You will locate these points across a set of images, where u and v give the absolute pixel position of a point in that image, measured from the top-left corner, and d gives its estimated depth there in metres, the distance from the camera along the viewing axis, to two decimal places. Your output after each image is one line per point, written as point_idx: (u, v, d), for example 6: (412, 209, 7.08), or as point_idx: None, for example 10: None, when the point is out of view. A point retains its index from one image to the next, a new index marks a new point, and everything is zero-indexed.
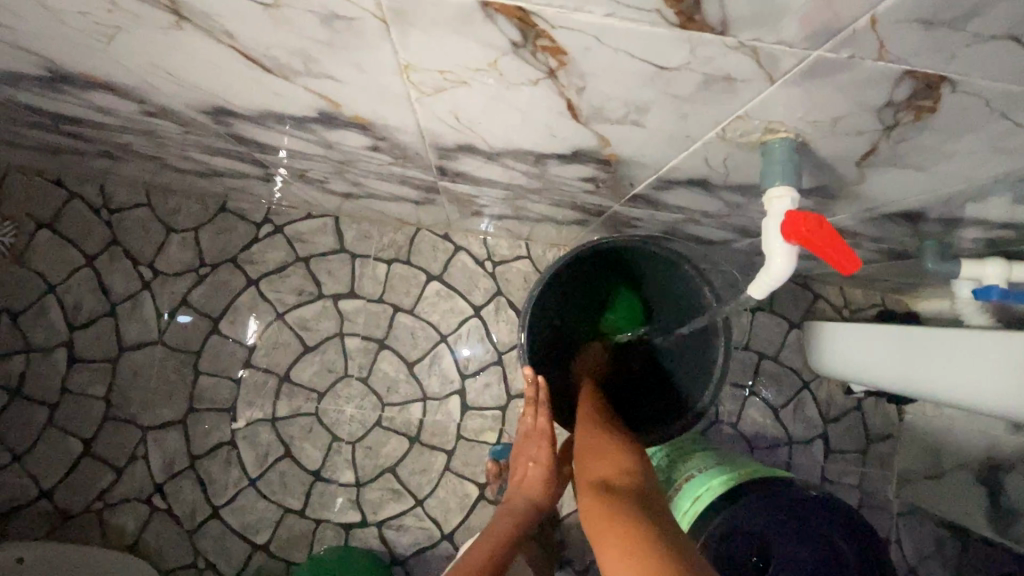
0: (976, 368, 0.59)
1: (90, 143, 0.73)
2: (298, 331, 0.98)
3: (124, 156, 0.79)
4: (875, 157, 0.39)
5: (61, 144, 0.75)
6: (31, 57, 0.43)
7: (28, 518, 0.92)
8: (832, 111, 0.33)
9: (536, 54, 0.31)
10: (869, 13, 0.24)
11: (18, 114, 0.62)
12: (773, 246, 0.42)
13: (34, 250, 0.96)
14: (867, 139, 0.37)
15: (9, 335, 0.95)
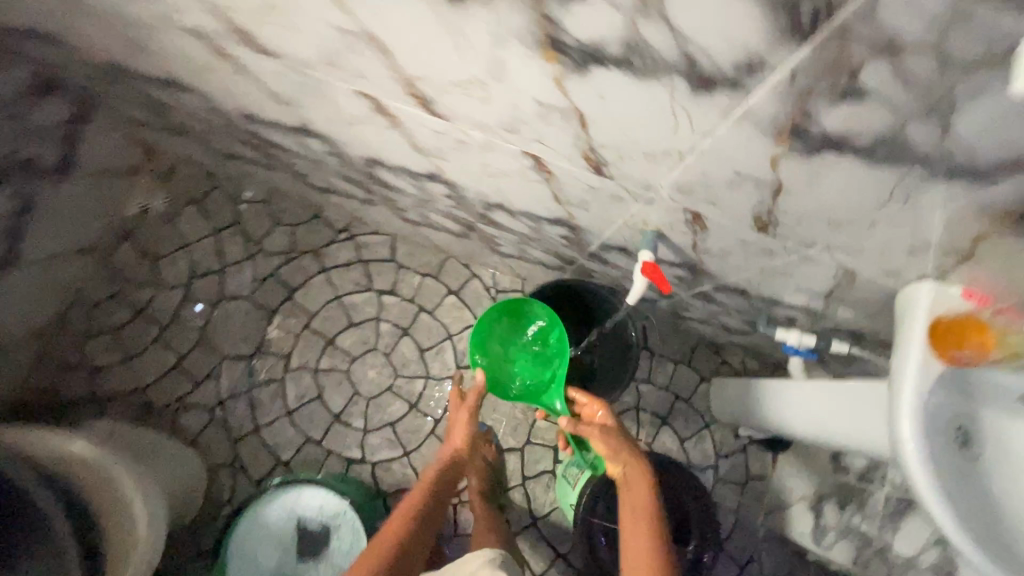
0: (815, 412, 0.95)
1: (261, 158, 1.13)
2: (348, 311, 1.36)
3: (274, 169, 1.19)
4: (700, 248, 0.79)
5: (239, 153, 1.15)
6: (293, 119, 0.84)
7: (126, 403, 1.26)
8: (668, 220, 0.74)
9: (542, 172, 0.71)
10: (661, 185, 0.64)
11: (237, 133, 1.02)
12: (636, 280, 0.81)
13: (181, 217, 1.36)
14: (690, 237, 0.77)
15: (148, 271, 1.33)
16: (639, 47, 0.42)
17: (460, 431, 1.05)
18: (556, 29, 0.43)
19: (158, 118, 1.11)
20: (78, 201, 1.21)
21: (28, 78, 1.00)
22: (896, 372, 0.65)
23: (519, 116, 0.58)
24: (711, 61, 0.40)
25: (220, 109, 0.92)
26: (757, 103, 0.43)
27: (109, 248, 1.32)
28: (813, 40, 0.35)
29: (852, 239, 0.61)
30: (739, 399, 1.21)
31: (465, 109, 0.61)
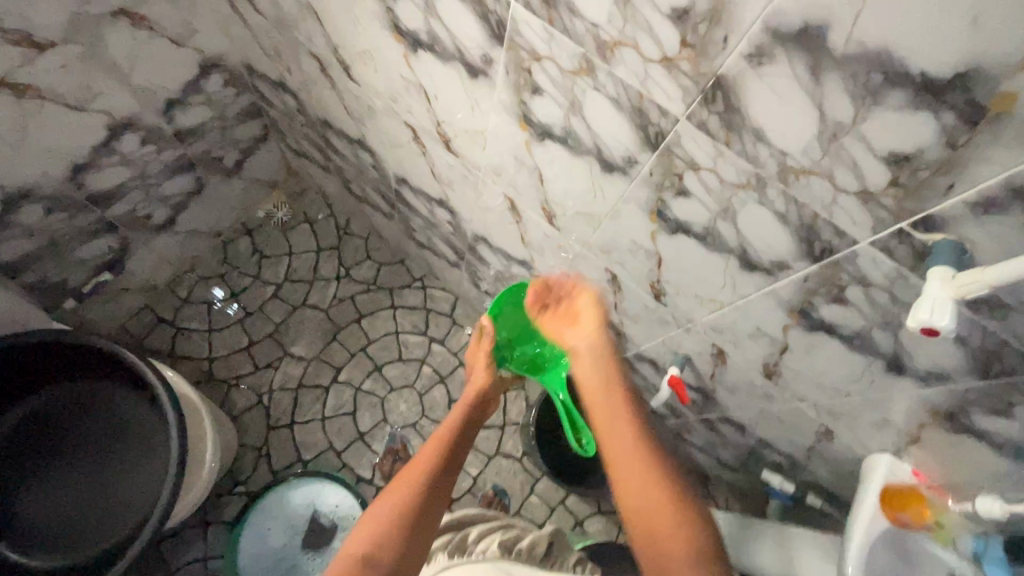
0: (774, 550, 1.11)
1: (385, 204, 1.39)
2: (400, 346, 1.53)
3: (388, 214, 1.44)
4: (719, 378, 0.98)
5: (368, 196, 1.42)
6: (437, 191, 1.10)
7: (195, 366, 1.45)
8: (700, 348, 0.93)
9: (614, 284, 0.93)
10: (704, 320, 0.85)
11: (379, 184, 1.29)
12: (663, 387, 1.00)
13: (294, 230, 1.62)
14: (714, 367, 0.96)
15: (254, 264, 1.57)
16: (715, 234, 0.66)
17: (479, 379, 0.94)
18: (665, 206, 0.68)
19: (321, 156, 1.42)
20: (229, 195, 1.50)
21: (247, 105, 1.33)
22: (855, 513, 0.81)
23: (617, 245, 0.82)
24: (758, 255, 0.64)
25: (382, 167, 1.20)
26: (780, 287, 0.66)
27: (231, 236, 1.59)
28: (820, 263, 0.59)
29: (834, 403, 0.81)
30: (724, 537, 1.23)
31: (577, 229, 0.86)
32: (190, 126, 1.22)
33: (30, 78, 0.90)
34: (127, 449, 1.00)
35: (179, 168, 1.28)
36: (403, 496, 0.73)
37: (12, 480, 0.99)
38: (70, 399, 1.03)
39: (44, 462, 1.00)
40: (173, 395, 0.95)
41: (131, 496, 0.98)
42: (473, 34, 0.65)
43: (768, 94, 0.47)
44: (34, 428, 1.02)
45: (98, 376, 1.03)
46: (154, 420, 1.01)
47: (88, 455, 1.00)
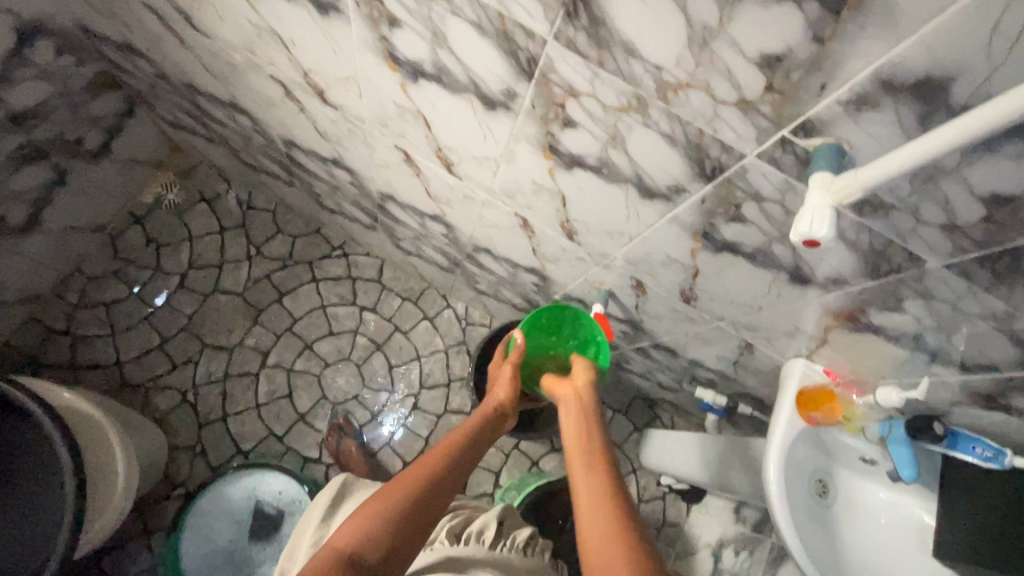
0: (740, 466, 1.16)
1: (281, 171, 1.26)
2: (330, 320, 1.46)
3: (289, 182, 1.32)
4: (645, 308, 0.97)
5: (262, 164, 1.29)
6: (329, 151, 1.00)
7: (103, 374, 1.33)
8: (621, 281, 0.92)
9: (526, 228, 0.89)
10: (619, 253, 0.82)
11: (269, 150, 1.17)
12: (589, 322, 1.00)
13: (190, 212, 1.47)
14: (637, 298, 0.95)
15: (150, 255, 1.42)
16: (609, 164, 0.62)
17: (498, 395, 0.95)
18: (555, 141, 0.63)
19: (200, 126, 1.27)
20: (102, 182, 1.33)
21: (95, 74, 1.15)
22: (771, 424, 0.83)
23: (519, 188, 0.77)
24: (654, 181, 0.61)
25: (265, 131, 1.08)
26: (681, 212, 0.64)
27: (117, 228, 1.43)
28: (714, 182, 0.56)
29: (749, 318, 0.82)
30: (699, 458, 1.21)
31: (477, 175, 0.80)
32: (27, 107, 1.05)
33: None
34: (5, 486, 0.90)
35: (26, 158, 1.11)
36: (402, 489, 0.68)
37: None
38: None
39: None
40: (52, 411, 0.88)
41: (23, 533, 0.89)
42: None
43: (636, 7, 0.42)
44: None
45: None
46: (41, 442, 0.91)
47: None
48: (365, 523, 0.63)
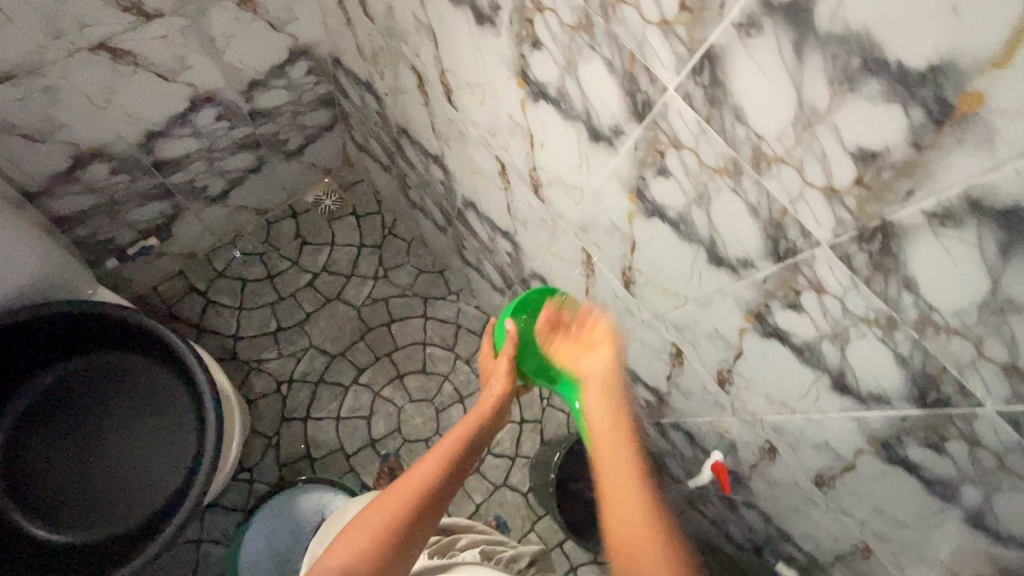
0: None
1: (441, 216, 1.34)
2: (426, 358, 1.50)
3: (441, 227, 1.40)
4: (759, 470, 0.95)
5: (425, 205, 1.38)
6: (507, 223, 1.06)
7: (219, 342, 1.41)
8: (748, 437, 0.91)
9: (675, 357, 0.90)
10: (764, 417, 0.82)
11: (442, 199, 1.25)
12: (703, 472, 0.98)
13: (339, 221, 1.57)
14: (755, 459, 0.93)
15: (293, 248, 1.52)
16: (814, 349, 0.64)
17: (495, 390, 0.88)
18: (769, 312, 0.65)
19: (384, 157, 1.37)
20: (285, 177, 1.46)
21: (323, 92, 1.28)
22: None
23: (695, 328, 0.79)
24: (857, 381, 0.62)
25: (451, 187, 1.17)
26: (870, 417, 0.64)
27: (276, 216, 1.54)
28: (927, 410, 0.57)
29: (884, 528, 0.78)
30: None
31: (654, 301, 0.83)
32: (266, 107, 1.19)
33: (132, 43, 0.85)
34: (151, 436, 0.96)
35: (245, 145, 1.24)
36: (387, 513, 0.70)
37: (26, 455, 0.94)
38: (96, 374, 0.98)
39: (61, 439, 0.95)
40: (212, 386, 0.91)
41: (146, 488, 0.94)
42: (613, 105, 0.62)
43: (935, 249, 0.45)
44: (53, 402, 0.97)
45: (129, 351, 0.99)
46: (188, 408, 0.97)
47: (107, 437, 0.95)
48: (350, 558, 0.67)
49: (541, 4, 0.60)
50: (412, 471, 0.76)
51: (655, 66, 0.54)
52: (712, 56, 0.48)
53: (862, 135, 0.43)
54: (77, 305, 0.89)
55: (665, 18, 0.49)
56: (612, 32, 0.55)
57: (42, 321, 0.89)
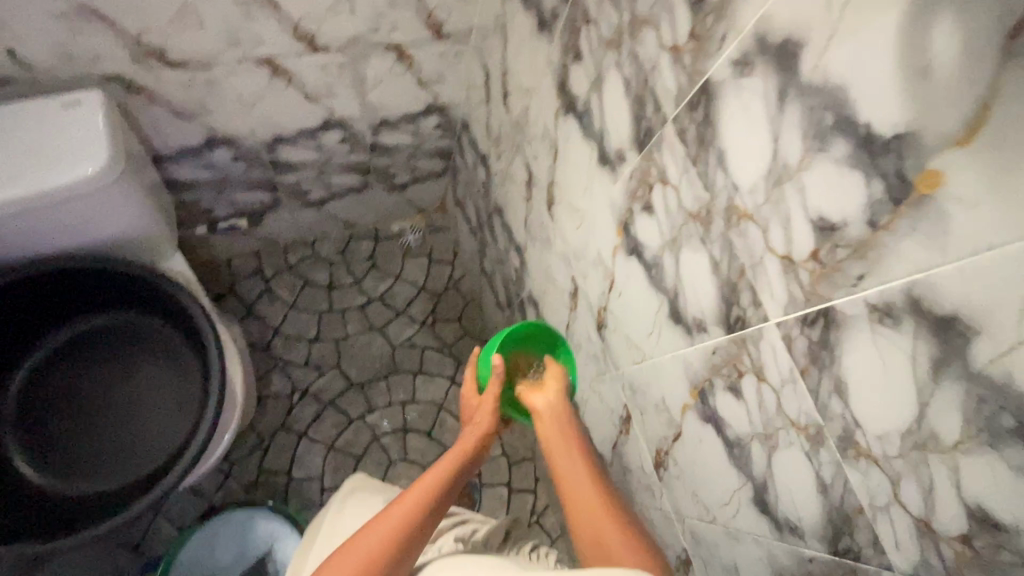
0: None
1: (503, 295, 1.32)
2: (435, 422, 1.44)
3: (500, 304, 1.37)
4: None
5: (494, 279, 1.36)
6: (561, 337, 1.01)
7: (259, 330, 1.45)
8: None
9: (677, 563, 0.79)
10: None
11: (510, 283, 1.23)
12: None
13: (412, 259, 1.60)
14: None
15: (361, 268, 1.56)
16: None
17: (480, 420, 0.87)
18: None
19: (474, 221, 1.38)
20: (380, 204, 1.51)
21: (443, 145, 1.32)
22: None
23: (712, 552, 0.68)
24: None
25: (522, 278, 1.14)
26: None
27: (359, 233, 1.58)
28: None
29: None
30: None
31: (678, 496, 0.73)
32: (387, 144, 1.24)
33: (291, 66, 0.92)
34: (159, 408, 0.95)
35: (356, 169, 1.30)
36: (382, 534, 0.65)
37: (39, 386, 0.95)
38: (129, 330, 0.98)
39: (75, 382, 0.96)
40: (223, 389, 0.89)
41: (126, 462, 0.93)
42: (706, 301, 0.56)
43: None
44: (83, 344, 0.97)
45: (163, 322, 0.97)
46: (193, 398, 0.95)
47: (120, 396, 0.96)
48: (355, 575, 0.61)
49: (666, 176, 0.56)
50: (404, 495, 0.70)
51: (763, 292, 0.48)
52: (831, 317, 0.42)
53: (985, 497, 0.34)
54: (135, 267, 0.89)
55: (792, 253, 0.44)
56: (728, 239, 0.50)
57: (99, 274, 0.90)
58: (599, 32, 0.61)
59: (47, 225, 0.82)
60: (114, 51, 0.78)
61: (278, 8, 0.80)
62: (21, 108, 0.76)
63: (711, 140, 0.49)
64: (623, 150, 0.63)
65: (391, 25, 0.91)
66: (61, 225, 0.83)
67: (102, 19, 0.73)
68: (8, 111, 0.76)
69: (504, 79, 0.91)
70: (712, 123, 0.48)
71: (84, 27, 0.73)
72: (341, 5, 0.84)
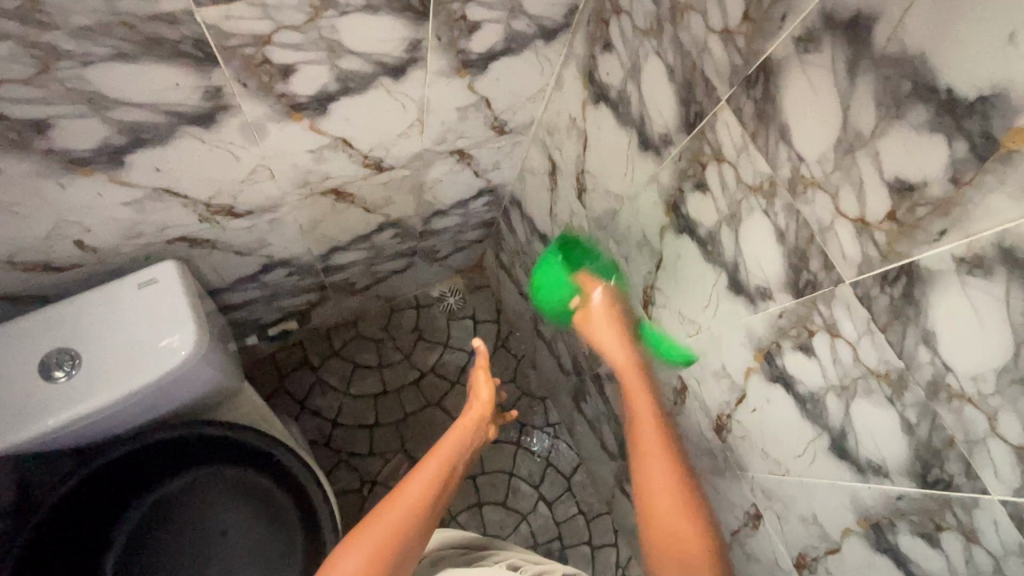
0: None
1: (567, 363, 1.28)
2: (508, 492, 1.44)
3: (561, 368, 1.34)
4: None
5: (553, 345, 1.33)
6: None
7: (317, 425, 1.40)
8: None
9: None
10: None
11: (579, 356, 1.20)
12: None
13: (457, 323, 1.55)
14: None
15: (408, 342, 1.51)
16: None
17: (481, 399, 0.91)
18: None
19: (524, 287, 1.34)
20: (422, 275, 1.45)
21: (487, 218, 1.27)
22: None
23: None
24: None
25: (598, 354, 1.11)
26: None
27: (400, 306, 1.53)
28: None
29: None
30: None
31: None
32: (436, 229, 1.20)
33: (355, 189, 0.86)
34: (264, 556, 0.92)
35: (402, 254, 1.24)
36: (389, 524, 0.64)
37: (135, 562, 0.91)
38: (218, 480, 0.94)
39: (170, 549, 0.91)
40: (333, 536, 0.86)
41: None
42: (891, 452, 0.54)
43: None
44: (173, 504, 0.93)
45: (247, 469, 0.93)
46: (295, 543, 0.91)
47: (222, 552, 0.92)
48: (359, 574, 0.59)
49: (836, 329, 0.54)
50: (405, 485, 0.70)
51: (982, 469, 0.46)
52: None
53: None
54: (216, 427, 0.86)
55: None
56: (932, 409, 0.48)
57: (184, 439, 0.87)
58: (739, 174, 0.57)
59: (133, 411, 0.76)
60: (182, 218, 0.72)
61: (351, 147, 0.74)
62: (73, 305, 0.71)
63: (911, 316, 0.46)
64: (769, 288, 0.60)
65: (457, 135, 0.85)
66: (128, 416, 0.79)
67: (174, 195, 0.67)
68: (58, 312, 0.70)
69: (581, 177, 0.86)
70: (915, 301, 0.45)
71: (154, 206, 0.67)
72: (413, 129, 0.78)
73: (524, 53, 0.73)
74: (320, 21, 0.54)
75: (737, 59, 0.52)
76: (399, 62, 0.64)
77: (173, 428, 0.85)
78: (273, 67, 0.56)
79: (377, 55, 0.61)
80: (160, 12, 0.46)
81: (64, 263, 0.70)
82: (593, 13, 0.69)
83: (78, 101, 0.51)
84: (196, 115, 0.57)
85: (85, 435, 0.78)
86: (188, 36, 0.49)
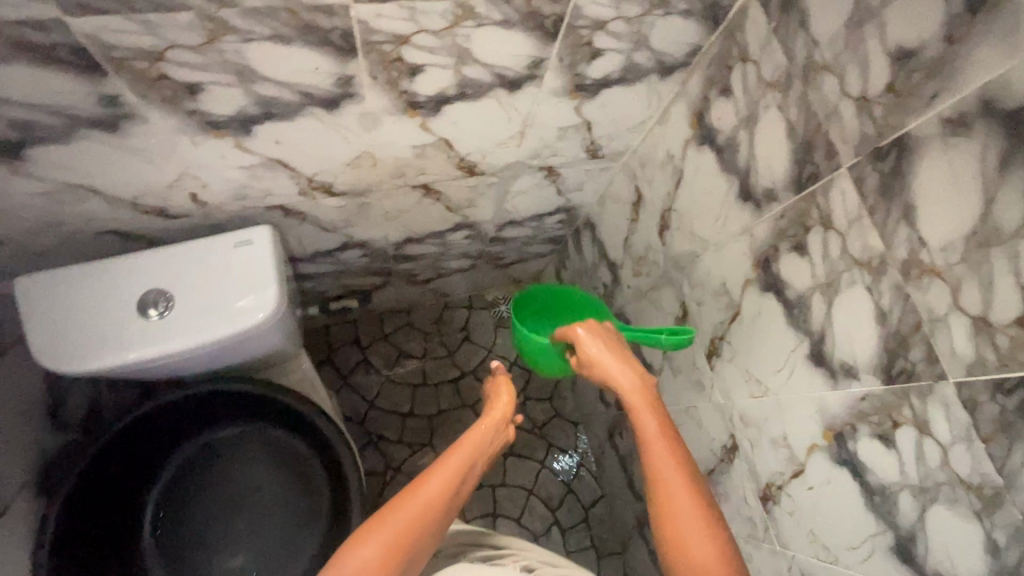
0: None
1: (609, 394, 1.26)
2: (525, 509, 1.42)
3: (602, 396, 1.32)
4: None
5: None
6: None
7: (355, 403, 1.44)
8: None
9: None
10: None
11: None
12: None
13: (506, 331, 1.56)
14: None
15: (455, 340, 1.53)
16: None
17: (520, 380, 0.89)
18: None
19: None
20: (481, 278, 1.47)
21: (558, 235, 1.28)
22: None
23: None
24: None
25: None
26: None
27: (454, 303, 1.56)
28: None
29: None
30: None
31: None
32: (507, 237, 1.21)
33: (443, 187, 0.88)
34: (290, 518, 0.95)
35: (469, 255, 1.26)
36: (410, 514, 0.65)
37: (176, 497, 0.96)
38: (262, 437, 0.98)
39: (208, 492, 0.96)
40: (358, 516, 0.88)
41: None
42: (965, 568, 0.50)
43: None
44: (219, 451, 0.98)
45: (290, 433, 0.97)
46: (320, 513, 0.94)
47: (253, 505, 0.96)
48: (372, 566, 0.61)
49: (927, 427, 0.50)
50: (426, 476, 0.69)
51: None
52: None
53: None
54: (270, 388, 0.90)
55: None
56: None
57: (242, 393, 0.91)
58: (846, 244, 0.55)
59: (210, 357, 0.82)
60: (286, 189, 0.76)
61: (452, 148, 0.77)
62: (176, 251, 0.76)
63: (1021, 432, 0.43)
64: (856, 367, 0.57)
65: (552, 153, 0.86)
66: (200, 362, 0.84)
67: (285, 167, 0.71)
68: (162, 255, 0.76)
69: (667, 214, 0.85)
70: None
71: (265, 174, 0.72)
72: (513, 140, 0.79)
73: (637, 84, 0.73)
74: (456, 29, 0.56)
75: (870, 128, 0.51)
76: (519, 76, 0.65)
77: (233, 381, 0.89)
78: (404, 65, 0.59)
79: (500, 67, 0.63)
80: (321, 3, 0.49)
81: (176, 212, 0.76)
82: (717, 56, 0.68)
83: (229, 72, 0.55)
84: (326, 99, 0.61)
85: (164, 371, 0.84)
86: (339, 28, 0.52)
